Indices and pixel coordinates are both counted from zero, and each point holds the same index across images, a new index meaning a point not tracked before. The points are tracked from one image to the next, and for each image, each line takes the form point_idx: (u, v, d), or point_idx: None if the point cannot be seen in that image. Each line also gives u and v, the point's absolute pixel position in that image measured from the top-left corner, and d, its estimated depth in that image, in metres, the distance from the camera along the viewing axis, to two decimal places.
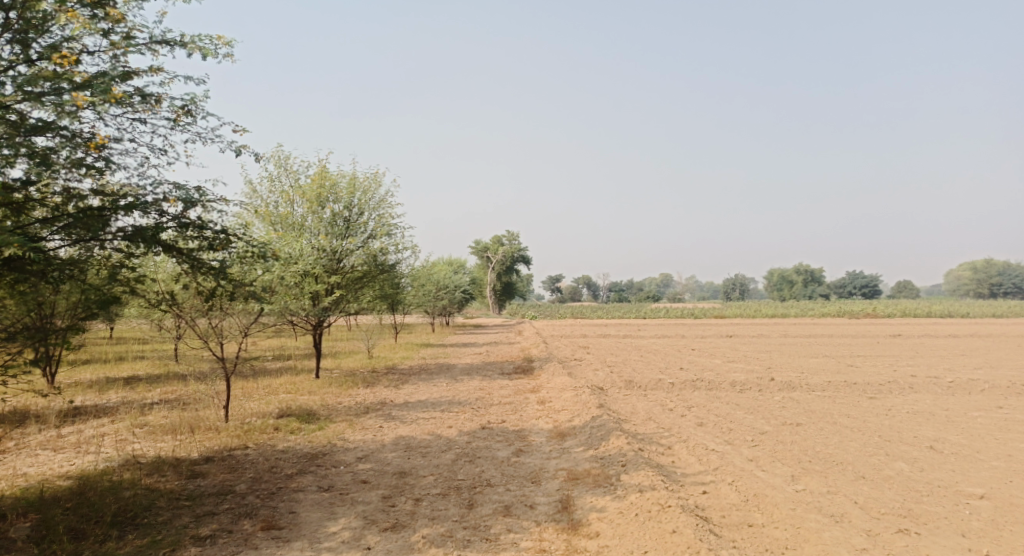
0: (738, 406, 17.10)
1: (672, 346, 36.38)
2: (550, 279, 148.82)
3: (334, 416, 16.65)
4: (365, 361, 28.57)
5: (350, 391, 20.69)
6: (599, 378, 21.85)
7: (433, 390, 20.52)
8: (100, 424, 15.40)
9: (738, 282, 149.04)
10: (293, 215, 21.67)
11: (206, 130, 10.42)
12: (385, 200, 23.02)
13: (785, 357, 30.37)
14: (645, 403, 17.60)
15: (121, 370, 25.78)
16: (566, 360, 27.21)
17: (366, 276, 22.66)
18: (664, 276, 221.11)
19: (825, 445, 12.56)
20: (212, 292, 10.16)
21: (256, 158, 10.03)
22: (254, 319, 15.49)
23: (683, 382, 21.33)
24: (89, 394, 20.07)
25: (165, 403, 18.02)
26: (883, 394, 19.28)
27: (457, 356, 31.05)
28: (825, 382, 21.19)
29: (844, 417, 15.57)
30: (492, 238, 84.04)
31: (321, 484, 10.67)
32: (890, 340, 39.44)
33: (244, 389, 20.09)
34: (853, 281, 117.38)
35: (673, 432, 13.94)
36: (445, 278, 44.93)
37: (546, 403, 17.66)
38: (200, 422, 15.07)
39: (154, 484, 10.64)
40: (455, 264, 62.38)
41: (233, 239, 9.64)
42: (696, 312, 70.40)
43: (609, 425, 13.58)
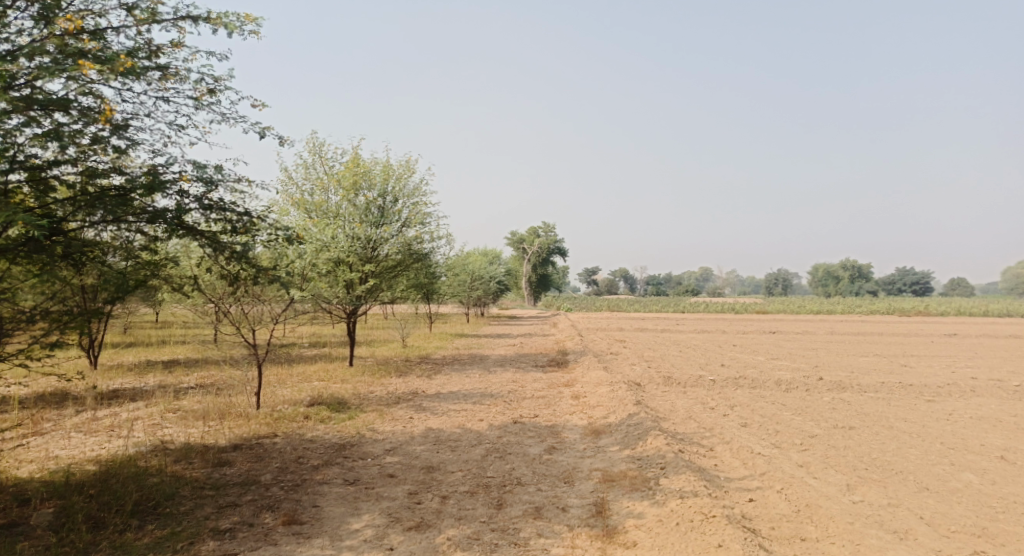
0: (785, 407, 16.39)
1: (713, 342, 35.44)
2: (587, 272, 147.87)
3: (365, 405, 16.39)
4: (399, 350, 28.39)
5: (382, 380, 20.44)
6: (637, 373, 21.24)
7: (467, 382, 20.16)
8: (134, 408, 15.35)
9: (781, 277, 146.00)
10: (328, 203, 21.45)
11: (231, 109, 10.12)
12: (419, 188, 22.68)
13: (833, 356, 29.32)
14: (685, 401, 16.94)
15: (160, 354, 25.96)
16: (602, 353, 26.61)
17: (400, 265, 22.37)
18: (705, 270, 217.96)
19: (880, 452, 11.80)
20: (235, 277, 9.88)
21: (281, 140, 9.69)
22: (285, 306, 15.28)
23: (725, 380, 20.61)
24: (127, 377, 20.15)
25: (199, 388, 17.96)
26: (940, 397, 18.34)
27: (491, 347, 30.67)
28: (877, 383, 20.26)
29: (899, 422, 14.74)
30: (529, 229, 83.55)
31: (347, 477, 10.32)
32: (945, 340, 37.87)
33: (278, 376, 19.97)
34: (902, 278, 114.05)
35: (715, 433, 13.30)
36: (481, 268, 44.57)
37: (581, 398, 17.13)
38: (231, 408, 14.91)
39: (180, 472, 10.43)
40: (492, 254, 62.14)
41: (257, 221, 9.33)
42: (738, 307, 68.93)
43: (648, 423, 13.01)
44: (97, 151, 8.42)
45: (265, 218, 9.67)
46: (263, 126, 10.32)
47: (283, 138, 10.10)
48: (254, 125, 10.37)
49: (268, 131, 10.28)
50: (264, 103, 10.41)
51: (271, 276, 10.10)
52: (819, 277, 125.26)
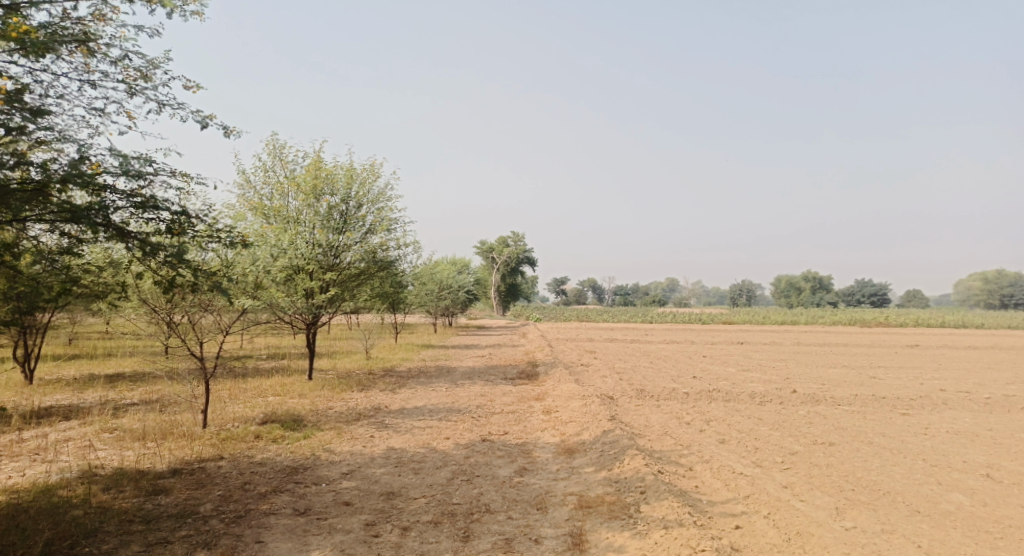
0: (761, 421, 15.80)
1: (682, 353, 35.00)
2: (555, 282, 147.72)
3: (322, 422, 15.36)
4: (362, 362, 27.31)
5: (343, 394, 19.39)
6: (608, 386, 20.53)
7: (432, 396, 19.24)
8: (68, 427, 14.14)
9: (745, 288, 147.64)
10: (287, 208, 20.41)
11: (167, 96, 9.22)
12: (384, 193, 21.73)
13: (803, 367, 29.03)
14: (659, 416, 16.26)
15: (107, 367, 24.48)
16: (572, 365, 25.88)
17: (364, 273, 21.40)
18: (670, 280, 219.63)
19: (866, 471, 11.20)
20: (170, 283, 8.89)
21: (224, 131, 8.78)
22: (237, 317, 14.47)
23: (699, 392, 20.00)
24: (66, 392, 18.79)
25: (143, 404, 16.75)
26: (915, 410, 17.97)
27: (458, 358, 29.76)
28: (851, 396, 19.85)
29: (880, 437, 14.23)
30: (497, 239, 82.79)
31: (296, 506, 9.37)
32: (908, 351, 38.02)
33: (230, 391, 18.82)
34: (862, 289, 116.02)
35: (693, 450, 12.60)
36: (448, 277, 43.57)
37: (552, 413, 16.34)
38: (175, 427, 13.80)
39: (108, 502, 9.38)
40: (460, 263, 61.21)
41: (196, 222, 8.39)
42: (703, 318, 68.96)
43: (624, 441, 12.27)
44: (7, 138, 7.45)
45: (205, 217, 8.73)
46: (205, 115, 9.44)
47: (227, 128, 9.20)
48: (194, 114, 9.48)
49: (211, 121, 9.38)
50: (204, 89, 9.50)
51: (212, 282, 9.15)
52: (783, 288, 126.75)
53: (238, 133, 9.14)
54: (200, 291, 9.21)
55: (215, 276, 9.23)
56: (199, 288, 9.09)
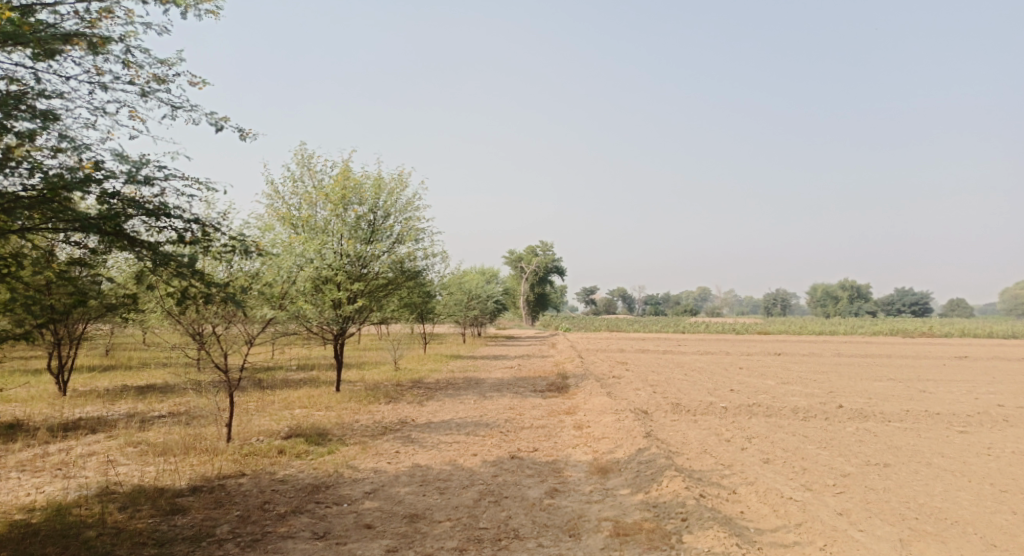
0: (807, 439, 14.98)
1: (717, 365, 33.94)
2: (585, 291, 146.64)
3: (348, 437, 14.93)
4: (390, 373, 26.93)
5: (370, 407, 18.95)
6: (642, 399, 19.80)
7: (460, 409, 18.73)
8: (93, 441, 13.91)
9: (780, 297, 144.87)
10: (315, 218, 20.03)
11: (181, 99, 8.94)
12: (412, 203, 21.33)
13: (846, 380, 27.91)
14: (697, 432, 15.51)
15: (138, 378, 24.43)
16: (604, 377, 25.15)
17: (391, 284, 21.01)
18: (703, 289, 216.74)
19: (928, 496, 10.37)
20: (184, 295, 8.47)
21: (238, 134, 8.47)
22: (261, 327, 14.36)
23: (738, 407, 19.17)
24: (95, 404, 18.67)
25: (170, 417, 16.51)
26: (972, 427, 16.95)
27: (488, 370, 29.24)
28: (900, 411, 18.85)
29: (937, 457, 13.31)
30: (527, 249, 82.15)
31: (316, 529, 8.90)
32: (956, 362, 36.49)
33: (256, 403, 18.52)
34: (901, 299, 113.01)
35: (735, 471, 11.88)
36: (477, 287, 43.15)
37: (584, 428, 15.68)
38: (198, 442, 13.48)
39: (124, 523, 9.02)
40: (489, 273, 60.87)
41: (212, 231, 8.01)
42: (738, 328, 67.41)
43: (661, 460, 11.58)
44: (13, 144, 7.14)
45: (219, 225, 8.32)
46: (219, 119, 9.14)
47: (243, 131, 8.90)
48: (208, 117, 9.19)
49: (225, 124, 9.09)
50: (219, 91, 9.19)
51: (228, 294, 8.76)
52: (818, 297, 123.99)
53: (255, 137, 8.84)
54: (215, 303, 8.83)
55: (231, 288, 8.85)
56: (214, 300, 8.70)
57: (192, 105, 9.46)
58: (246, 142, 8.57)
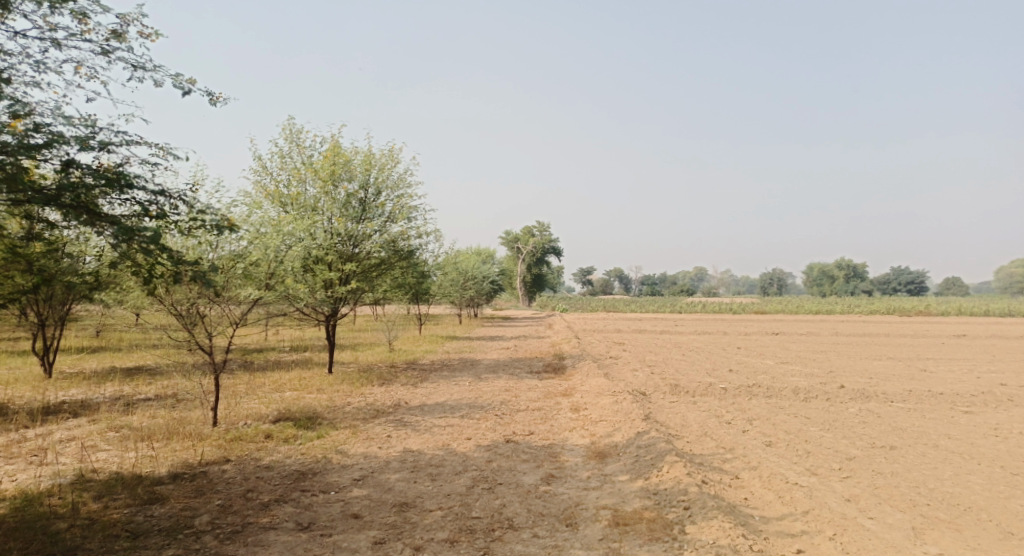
0: (809, 421, 14.59)
1: (715, 345, 33.55)
2: (581, 271, 146.14)
3: (338, 420, 14.51)
4: (385, 355, 26.49)
5: (362, 389, 18.53)
6: (640, 380, 19.38)
7: (455, 391, 18.30)
8: (74, 425, 13.46)
9: (776, 277, 144.67)
10: (304, 195, 19.36)
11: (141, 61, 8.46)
12: (404, 179, 20.71)
13: (846, 360, 27.55)
14: (697, 414, 15.10)
15: (127, 360, 23.92)
16: (601, 358, 24.75)
17: (383, 264, 20.47)
18: (699, 269, 216.51)
19: (938, 481, 9.97)
20: (149, 272, 8.05)
21: (204, 98, 8.08)
22: (247, 308, 13.98)
23: (738, 388, 18.77)
24: (81, 387, 18.21)
25: (156, 400, 16.07)
26: (977, 408, 16.57)
27: (484, 350, 28.82)
28: (903, 391, 18.46)
29: (944, 439, 12.92)
30: (523, 229, 81.59)
31: (300, 520, 8.48)
32: (955, 341, 36.18)
33: (245, 386, 18.06)
34: (897, 278, 112.91)
35: (737, 455, 11.47)
36: (473, 267, 42.60)
37: (581, 411, 15.25)
38: (182, 426, 13.04)
39: (98, 512, 8.60)
40: (485, 254, 60.33)
41: (179, 205, 7.64)
42: (735, 307, 67.17)
43: (661, 444, 11.15)
44: None
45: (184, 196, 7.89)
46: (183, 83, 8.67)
47: (210, 95, 8.52)
48: (174, 80, 8.77)
49: (191, 88, 8.66)
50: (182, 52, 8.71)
51: (195, 272, 8.42)
52: (814, 277, 123.72)
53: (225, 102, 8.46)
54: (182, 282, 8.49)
55: (199, 265, 8.51)
56: (180, 279, 8.35)
57: (156, 67, 9.05)
58: (215, 107, 8.18)
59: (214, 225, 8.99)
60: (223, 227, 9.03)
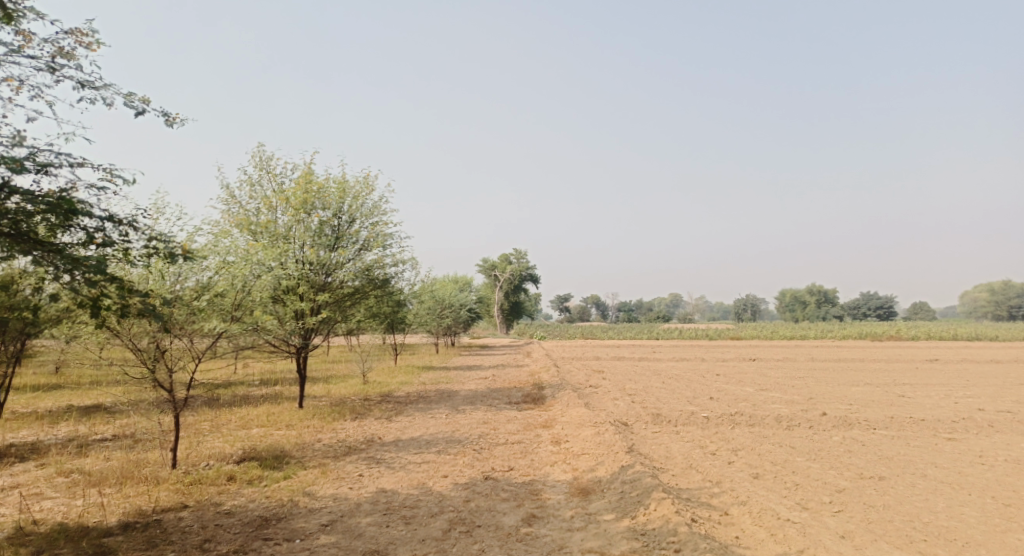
0: (795, 450, 14.21)
1: (694, 372, 33.27)
2: (558, 299, 146.01)
3: (307, 459, 13.82)
4: (358, 387, 25.75)
5: (334, 424, 17.83)
6: (621, 410, 18.91)
7: (431, 424, 17.67)
8: (21, 471, 12.63)
9: (750, 302, 145.92)
10: (275, 224, 18.75)
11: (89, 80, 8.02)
12: (380, 207, 20.20)
13: (825, 386, 27.37)
14: (681, 445, 14.65)
15: (87, 397, 22.92)
16: (581, 387, 24.28)
17: (357, 293, 19.85)
18: (674, 295, 217.83)
19: (932, 514, 9.60)
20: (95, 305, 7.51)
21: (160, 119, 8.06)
22: (211, 342, 13.39)
23: (720, 416, 18.39)
24: (35, 427, 17.28)
25: (112, 441, 15.24)
26: (960, 434, 16.35)
27: (461, 381, 28.19)
28: (886, 418, 18.21)
29: (932, 468, 12.60)
30: (500, 257, 81.27)
31: None
32: (929, 365, 36.39)
33: (210, 423, 17.28)
34: (867, 302, 114.38)
35: (724, 489, 11.03)
36: (450, 296, 42.04)
37: (562, 444, 14.72)
38: (138, 469, 12.29)
39: None
40: (462, 282, 59.78)
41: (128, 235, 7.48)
42: (711, 333, 67.23)
43: (647, 480, 10.66)
44: None
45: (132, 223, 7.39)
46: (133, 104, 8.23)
47: (162, 116, 8.06)
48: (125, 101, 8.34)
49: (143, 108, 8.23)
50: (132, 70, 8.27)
51: (146, 303, 8.25)
52: (787, 303, 124.92)
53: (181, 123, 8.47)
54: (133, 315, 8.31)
55: (150, 296, 8.36)
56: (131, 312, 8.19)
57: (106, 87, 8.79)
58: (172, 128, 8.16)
59: (167, 254, 8.89)
60: (176, 256, 8.93)
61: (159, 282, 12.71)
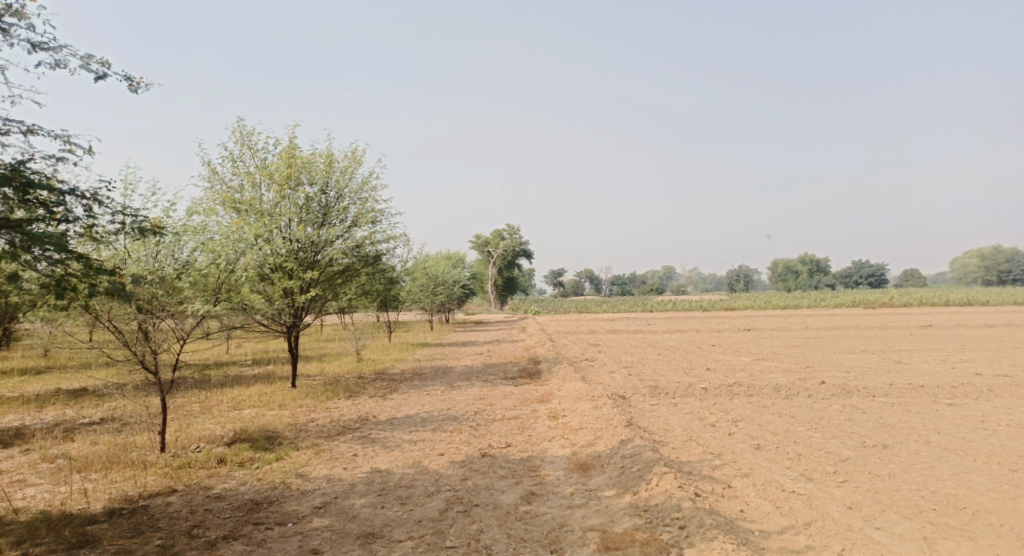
0: (796, 420, 14.00)
1: (689, 343, 33.10)
2: (551, 273, 145.77)
3: (300, 439, 13.54)
4: (352, 365, 25.47)
5: (327, 403, 17.55)
6: (618, 383, 18.66)
7: (426, 401, 17.42)
8: (5, 458, 12.28)
9: (742, 273, 146.06)
10: (259, 200, 18.24)
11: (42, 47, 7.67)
12: (368, 182, 19.70)
13: (822, 354, 27.25)
14: (680, 417, 14.42)
15: (76, 381, 22.52)
16: (577, 360, 24.05)
17: (348, 271, 19.43)
18: (667, 267, 217.95)
19: (940, 482, 9.40)
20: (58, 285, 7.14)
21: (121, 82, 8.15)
22: (196, 323, 13.03)
23: (719, 387, 18.19)
24: (20, 412, 16.90)
25: (99, 425, 14.90)
26: (961, 400, 16.20)
27: (456, 357, 27.95)
28: (885, 385, 18.04)
29: (935, 435, 12.41)
30: (492, 232, 80.74)
31: None
32: (923, 331, 36.36)
33: (200, 405, 16.96)
34: (859, 271, 114.71)
35: (726, 460, 10.80)
36: (443, 272, 41.65)
37: (560, 418, 14.48)
38: (127, 454, 11.98)
39: None
40: (455, 258, 59.40)
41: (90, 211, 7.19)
42: (705, 305, 67.21)
43: (648, 453, 10.41)
44: None
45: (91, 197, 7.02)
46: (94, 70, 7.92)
47: (128, 82, 7.83)
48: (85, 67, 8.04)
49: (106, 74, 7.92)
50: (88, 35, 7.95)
51: (114, 282, 8.08)
52: (780, 273, 124.97)
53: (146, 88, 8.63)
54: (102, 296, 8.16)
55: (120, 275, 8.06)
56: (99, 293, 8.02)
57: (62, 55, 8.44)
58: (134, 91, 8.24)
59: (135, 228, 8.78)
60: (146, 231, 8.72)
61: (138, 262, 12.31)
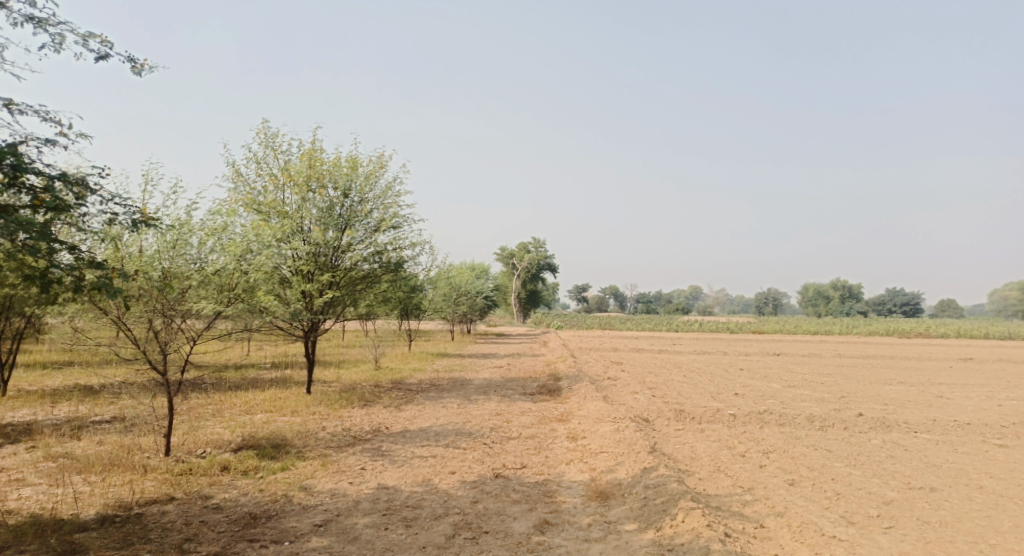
0: (832, 454, 13.16)
1: (717, 365, 32.12)
2: (576, 289, 144.75)
3: (308, 448, 13.01)
4: (369, 373, 25.00)
5: (341, 412, 17.05)
6: (642, 404, 17.90)
7: (441, 414, 16.83)
8: (7, 455, 11.90)
9: (771, 296, 143.58)
10: (280, 202, 17.90)
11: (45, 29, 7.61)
12: (392, 187, 19.29)
13: (856, 384, 26.15)
14: (707, 445, 13.64)
15: (92, 376, 22.28)
16: (599, 379, 23.29)
17: (368, 276, 18.99)
18: (694, 287, 215.33)
19: (1000, 537, 8.60)
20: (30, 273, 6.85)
21: (129, 66, 8.40)
22: (208, 323, 12.69)
23: (748, 414, 17.33)
24: (32, 406, 16.61)
25: (108, 423, 14.51)
26: (1010, 441, 15.20)
27: (475, 369, 27.35)
28: (926, 420, 17.07)
29: (986, 479, 11.50)
30: (518, 245, 80.32)
31: None
32: (962, 364, 34.96)
33: (212, 408, 16.54)
34: (892, 298, 112.03)
35: (758, 496, 10.02)
36: (466, 282, 41.15)
37: (579, 440, 13.78)
38: (129, 456, 11.53)
39: None
40: (479, 269, 58.92)
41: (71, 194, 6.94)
42: (732, 326, 65.87)
43: (673, 485, 9.68)
44: None
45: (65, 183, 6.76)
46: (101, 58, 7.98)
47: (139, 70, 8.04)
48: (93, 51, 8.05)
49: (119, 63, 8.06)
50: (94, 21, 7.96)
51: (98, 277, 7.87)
52: (810, 298, 122.58)
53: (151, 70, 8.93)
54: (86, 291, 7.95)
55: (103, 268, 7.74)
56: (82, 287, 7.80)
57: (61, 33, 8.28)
58: (140, 72, 8.44)
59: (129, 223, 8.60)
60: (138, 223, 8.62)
61: (152, 259, 12.01)
